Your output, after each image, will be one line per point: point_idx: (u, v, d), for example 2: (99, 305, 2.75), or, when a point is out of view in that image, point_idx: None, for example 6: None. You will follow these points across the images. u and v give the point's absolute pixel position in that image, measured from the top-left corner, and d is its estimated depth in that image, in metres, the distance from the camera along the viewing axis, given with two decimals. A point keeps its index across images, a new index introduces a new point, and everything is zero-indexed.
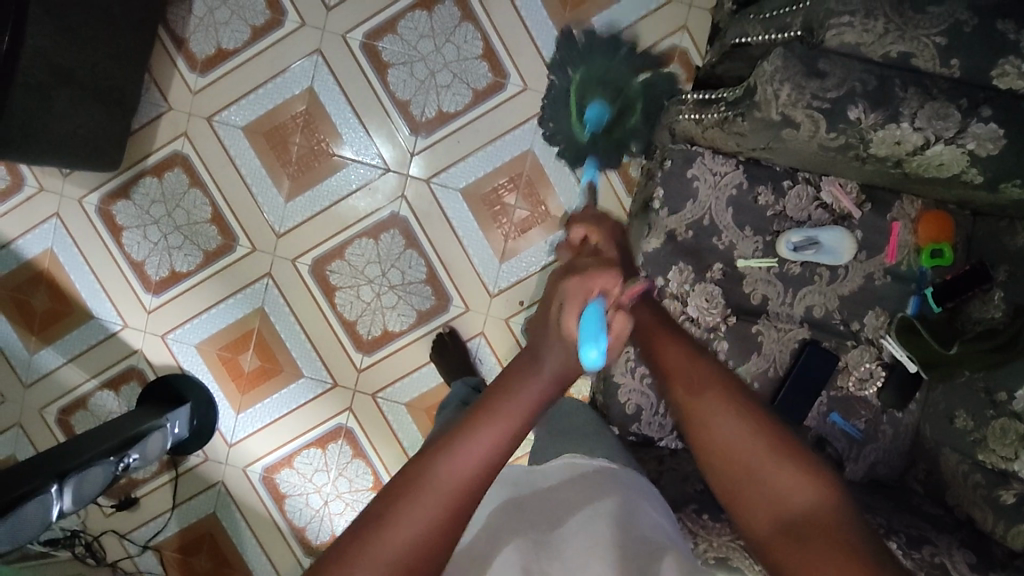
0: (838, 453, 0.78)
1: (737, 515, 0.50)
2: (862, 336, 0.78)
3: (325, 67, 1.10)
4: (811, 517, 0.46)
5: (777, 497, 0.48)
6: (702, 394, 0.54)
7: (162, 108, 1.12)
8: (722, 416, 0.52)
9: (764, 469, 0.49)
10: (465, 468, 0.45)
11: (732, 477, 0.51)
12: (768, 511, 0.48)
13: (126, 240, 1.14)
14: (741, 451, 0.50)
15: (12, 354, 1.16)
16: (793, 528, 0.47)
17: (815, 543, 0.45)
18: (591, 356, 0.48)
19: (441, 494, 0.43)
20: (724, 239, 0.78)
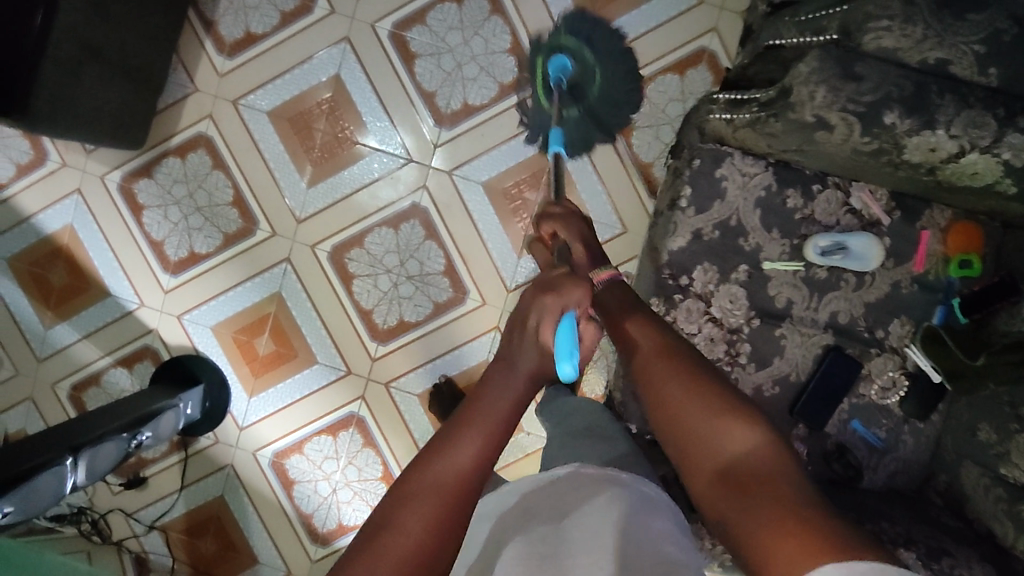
0: (858, 461, 0.78)
1: (687, 472, 0.57)
2: (887, 344, 0.78)
3: (352, 55, 1.10)
4: (747, 464, 0.52)
5: (721, 451, 0.54)
6: (664, 370, 0.60)
7: (188, 89, 1.12)
8: (679, 384, 0.59)
9: (709, 423, 0.55)
10: (451, 476, 0.53)
11: (682, 438, 0.57)
12: (713, 464, 0.54)
13: (146, 219, 1.14)
14: (690, 414, 0.57)
15: (27, 328, 1.16)
16: (732, 478, 0.52)
17: (754, 492, 0.50)
18: (567, 370, 0.62)
19: (438, 493, 0.52)
20: (751, 240, 0.77)
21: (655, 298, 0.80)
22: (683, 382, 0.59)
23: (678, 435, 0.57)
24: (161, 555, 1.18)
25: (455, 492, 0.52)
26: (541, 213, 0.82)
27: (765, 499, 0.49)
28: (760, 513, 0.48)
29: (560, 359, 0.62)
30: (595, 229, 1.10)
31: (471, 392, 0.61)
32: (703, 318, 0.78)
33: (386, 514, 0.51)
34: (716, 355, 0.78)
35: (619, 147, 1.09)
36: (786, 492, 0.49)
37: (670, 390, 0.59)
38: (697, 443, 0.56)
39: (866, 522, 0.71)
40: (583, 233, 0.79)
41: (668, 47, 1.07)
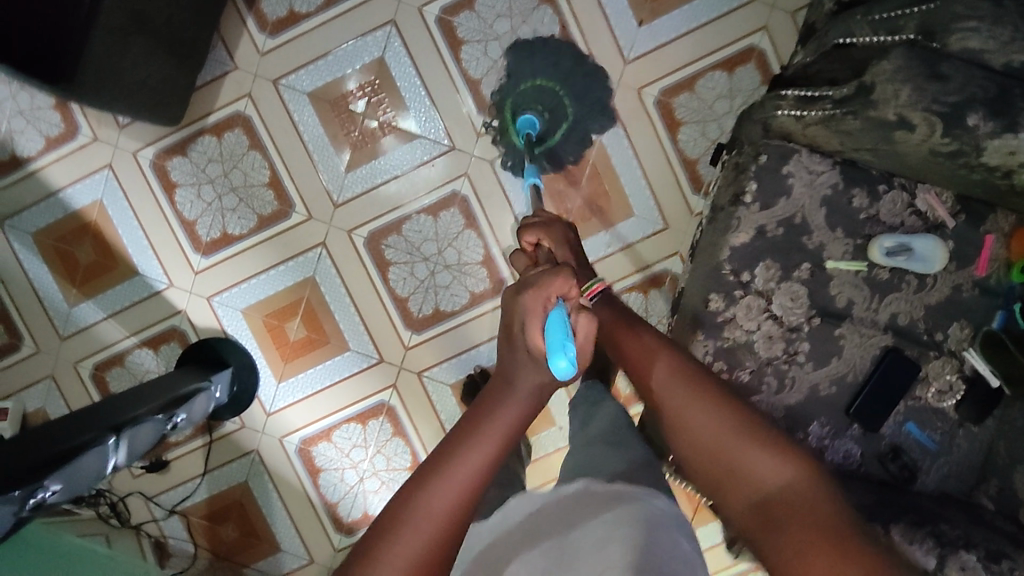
0: (912, 462, 0.78)
1: (724, 503, 0.60)
2: (945, 347, 0.78)
3: (397, 39, 1.08)
4: (784, 498, 0.54)
5: (759, 486, 0.57)
6: (688, 400, 0.63)
7: (227, 67, 1.09)
8: (704, 415, 0.62)
9: (742, 456, 0.58)
10: (450, 493, 0.52)
11: (716, 470, 0.60)
12: (748, 496, 0.57)
13: (178, 198, 1.11)
14: (720, 446, 0.60)
15: (50, 305, 1.13)
16: (765, 509, 0.55)
17: (789, 523, 0.53)
18: (561, 364, 0.57)
19: (430, 518, 0.51)
20: (815, 238, 0.77)
21: (713, 293, 0.79)
22: (707, 413, 0.61)
23: (711, 467, 0.60)
24: (181, 540, 1.16)
25: (455, 509, 0.52)
26: (523, 225, 0.89)
27: (797, 528, 0.52)
28: (798, 542, 0.51)
29: (552, 354, 0.57)
30: (590, 246, 1.10)
31: (468, 409, 0.60)
32: (762, 316, 0.78)
33: (374, 536, 0.50)
34: (774, 353, 0.78)
35: (664, 142, 1.08)
36: (822, 521, 0.51)
37: (697, 424, 0.61)
38: (732, 477, 0.59)
39: (926, 524, 0.71)
40: (568, 236, 0.87)
41: (718, 43, 1.06)
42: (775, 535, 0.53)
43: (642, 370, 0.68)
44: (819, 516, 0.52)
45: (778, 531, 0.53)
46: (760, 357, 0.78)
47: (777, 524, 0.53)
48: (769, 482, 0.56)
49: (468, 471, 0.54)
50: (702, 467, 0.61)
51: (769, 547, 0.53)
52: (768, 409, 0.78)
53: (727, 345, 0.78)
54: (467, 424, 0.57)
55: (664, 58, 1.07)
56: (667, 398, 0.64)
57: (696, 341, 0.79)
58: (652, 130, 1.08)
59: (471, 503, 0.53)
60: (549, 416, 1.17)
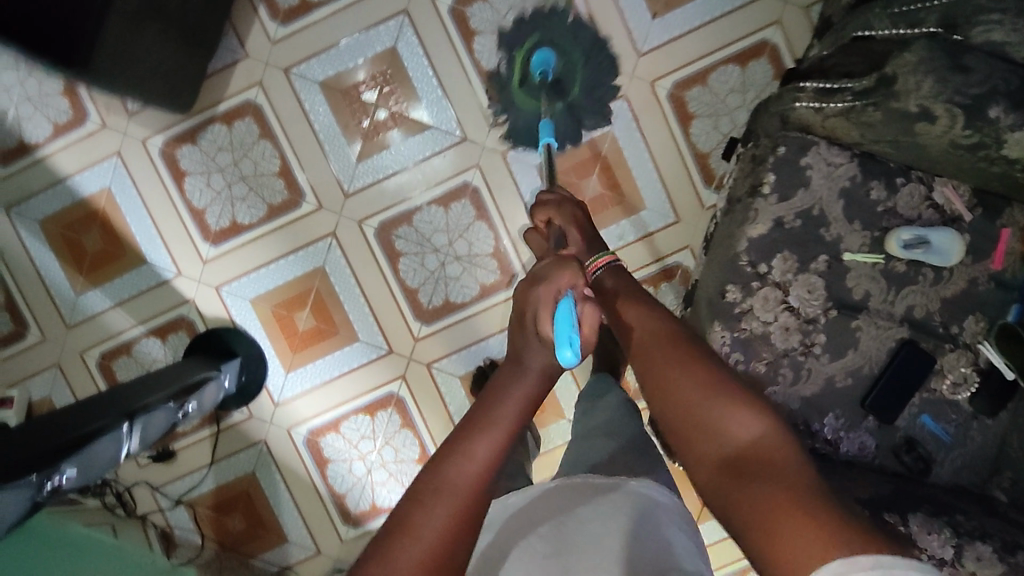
0: (926, 454, 0.78)
1: (688, 458, 0.57)
2: (960, 340, 0.78)
3: (410, 28, 1.08)
4: (752, 454, 0.52)
5: (724, 440, 0.54)
6: (662, 356, 0.61)
7: (238, 55, 1.09)
8: (676, 369, 0.60)
9: (710, 410, 0.56)
10: (469, 475, 0.48)
11: (684, 425, 0.57)
12: (717, 451, 0.54)
13: (188, 186, 1.11)
14: (691, 401, 0.57)
15: (57, 293, 1.13)
16: (734, 463, 0.52)
17: (753, 477, 0.51)
18: (567, 355, 0.56)
19: (455, 497, 0.47)
20: (833, 231, 0.77)
21: (730, 285, 0.79)
22: (688, 369, 0.59)
23: (683, 422, 0.58)
24: (187, 530, 1.15)
25: (475, 491, 0.48)
26: (536, 202, 0.87)
27: (760, 483, 0.50)
28: (763, 495, 0.49)
29: (559, 345, 0.56)
30: (608, 235, 1.10)
31: (479, 392, 0.56)
32: (780, 307, 0.78)
33: (391, 533, 0.46)
34: (791, 345, 0.78)
35: (676, 135, 1.08)
36: (787, 476, 0.49)
37: (674, 379, 0.59)
38: (697, 431, 0.56)
39: (942, 515, 0.71)
40: (577, 217, 0.84)
41: (730, 37, 1.06)
42: (737, 487, 0.51)
43: (631, 331, 0.66)
44: (784, 472, 0.50)
45: (746, 483, 0.50)
46: (777, 349, 0.78)
47: (744, 478, 0.51)
48: (741, 437, 0.53)
49: (487, 451, 0.50)
50: (674, 424, 0.59)
51: (732, 502, 0.51)
52: (784, 401, 0.79)
53: (744, 337, 0.79)
54: (479, 406, 0.53)
55: (677, 51, 1.07)
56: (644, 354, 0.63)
57: (712, 332, 0.79)
58: (664, 123, 1.08)
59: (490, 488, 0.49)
60: (558, 408, 1.16)
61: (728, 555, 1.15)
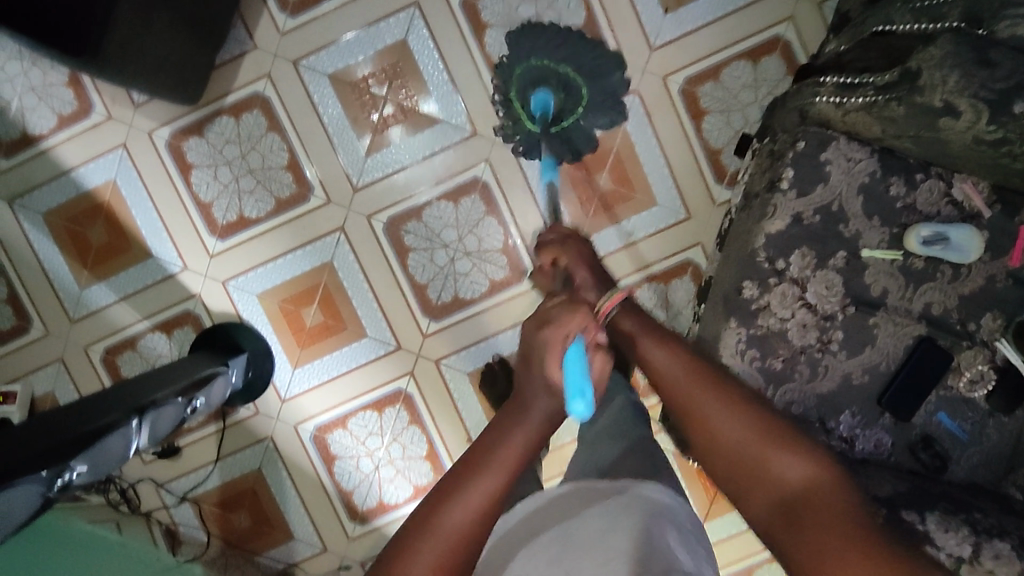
0: (942, 452, 0.78)
1: (742, 502, 0.59)
2: (978, 337, 0.78)
3: (420, 21, 1.07)
4: (806, 497, 0.54)
5: (776, 484, 0.56)
6: (699, 397, 0.62)
7: (247, 46, 1.08)
8: (717, 412, 0.61)
9: (759, 456, 0.58)
10: (462, 522, 0.50)
11: (736, 470, 0.59)
12: (771, 499, 0.56)
13: (194, 179, 1.09)
14: (739, 446, 0.59)
15: (61, 287, 1.11)
16: (790, 511, 0.54)
17: (810, 521, 0.52)
18: (578, 408, 0.57)
19: (446, 541, 0.49)
20: (851, 227, 0.77)
21: (748, 281, 0.78)
22: (726, 414, 0.60)
23: (733, 470, 0.59)
24: (192, 527, 1.14)
25: (467, 538, 0.50)
26: (539, 241, 0.85)
27: (818, 527, 0.52)
28: (823, 546, 0.50)
29: (570, 396, 0.57)
30: (600, 241, 1.10)
31: (483, 432, 0.57)
32: (797, 304, 0.77)
33: (396, 551, 0.49)
34: (808, 341, 0.78)
35: (688, 131, 1.08)
36: (844, 520, 0.51)
37: (716, 426, 0.61)
38: (750, 477, 0.58)
39: (959, 512, 0.71)
40: (583, 255, 0.81)
41: (743, 32, 1.06)
42: (797, 533, 0.53)
43: (658, 373, 0.66)
44: (840, 516, 0.51)
45: (805, 534, 0.52)
46: (794, 346, 0.78)
47: (801, 528, 0.52)
48: (792, 485, 0.55)
49: (479, 501, 0.51)
50: (725, 470, 0.60)
51: (793, 549, 0.53)
52: (800, 397, 0.78)
53: (761, 333, 0.78)
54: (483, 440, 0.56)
55: (689, 46, 1.06)
56: (679, 394, 0.64)
57: (729, 328, 0.79)
58: (676, 119, 1.08)
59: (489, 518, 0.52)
60: None
61: (733, 553, 1.12)
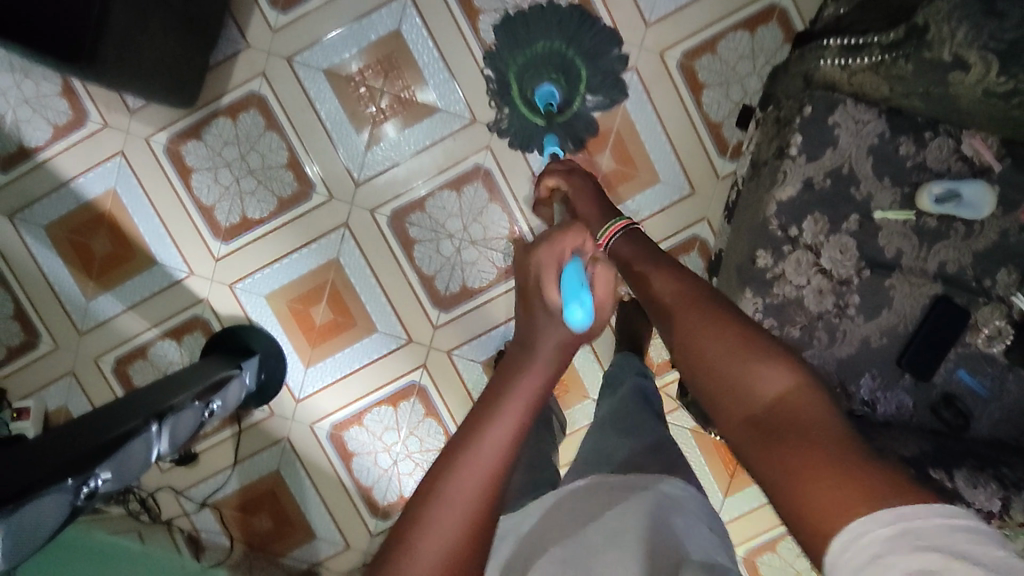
0: (965, 409, 0.78)
1: (716, 422, 0.47)
2: (994, 293, 0.78)
3: (413, 10, 1.06)
4: (785, 412, 0.43)
5: (756, 404, 0.44)
6: (680, 313, 0.52)
7: (239, 46, 1.07)
8: (695, 325, 0.50)
9: (738, 368, 0.46)
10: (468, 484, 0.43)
11: (710, 385, 0.47)
12: (744, 417, 0.44)
13: (195, 183, 1.09)
14: (714, 359, 0.47)
15: (68, 299, 1.11)
16: (767, 423, 0.43)
17: (791, 444, 0.41)
18: (575, 312, 0.57)
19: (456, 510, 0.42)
20: (863, 189, 0.77)
21: (762, 250, 0.78)
22: (710, 322, 0.49)
23: (708, 385, 0.47)
24: (213, 533, 1.14)
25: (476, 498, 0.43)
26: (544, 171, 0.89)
27: (798, 452, 0.40)
28: (793, 458, 0.40)
29: (567, 301, 0.58)
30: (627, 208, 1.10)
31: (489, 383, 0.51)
32: (812, 270, 0.77)
33: (404, 523, 0.43)
34: (825, 307, 0.78)
35: (688, 106, 1.08)
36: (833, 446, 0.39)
37: (690, 337, 0.50)
38: (727, 395, 0.46)
39: (986, 467, 0.70)
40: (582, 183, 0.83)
41: (738, 4, 1.05)
42: (775, 456, 0.41)
43: (653, 292, 0.56)
44: (826, 437, 0.40)
45: (781, 455, 0.41)
46: (811, 313, 0.78)
47: (775, 437, 0.41)
48: (765, 394, 0.44)
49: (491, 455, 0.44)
50: (700, 386, 0.48)
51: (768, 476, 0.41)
52: (820, 363, 0.78)
53: (777, 301, 0.78)
54: (488, 391, 0.50)
55: (684, 20, 1.06)
56: (663, 311, 0.53)
57: (745, 298, 0.78)
58: (676, 94, 1.07)
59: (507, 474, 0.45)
60: (582, 388, 1.13)
61: (746, 530, 1.12)
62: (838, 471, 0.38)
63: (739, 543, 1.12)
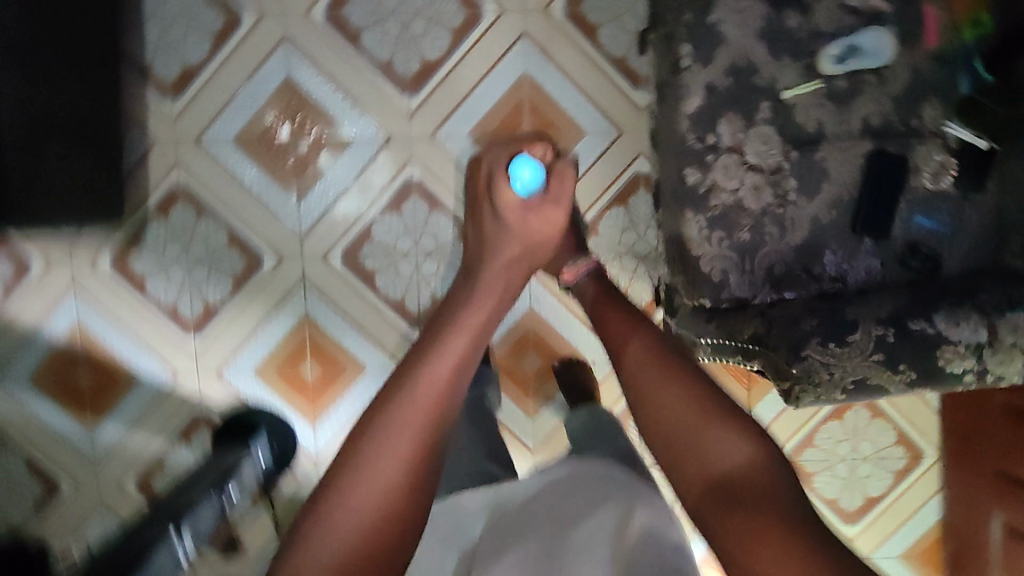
0: (930, 253, 0.78)
1: (673, 472, 0.60)
2: (926, 131, 0.77)
3: (297, 53, 1.06)
4: (744, 476, 0.55)
5: (715, 463, 0.57)
6: (653, 376, 0.66)
7: (146, 145, 1.07)
8: (672, 391, 0.63)
9: (705, 432, 0.59)
10: (411, 415, 0.53)
11: (671, 439, 0.61)
12: (705, 476, 0.57)
13: (151, 289, 1.10)
14: (684, 421, 0.61)
15: (72, 439, 1.12)
16: (726, 488, 0.55)
17: (744, 501, 0.53)
18: (521, 175, 0.80)
19: (399, 437, 0.52)
20: (765, 75, 0.76)
21: (688, 167, 0.77)
22: (682, 398, 0.62)
23: (666, 437, 0.61)
24: None
25: (417, 423, 0.53)
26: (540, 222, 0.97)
27: (750, 509, 0.52)
28: (748, 519, 0.51)
29: (521, 169, 0.81)
30: None
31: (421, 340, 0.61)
32: (742, 170, 0.76)
33: (360, 434, 0.53)
34: (766, 202, 0.77)
35: (589, 52, 1.08)
36: (778, 506, 0.51)
37: (665, 399, 0.63)
38: (692, 450, 0.59)
39: (965, 300, 0.69)
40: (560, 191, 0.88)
41: None
42: (731, 507, 0.53)
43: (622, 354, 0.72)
44: (771, 494, 0.53)
45: (737, 509, 0.52)
46: (754, 212, 0.77)
47: (740, 500, 0.53)
48: (736, 461, 0.56)
49: (431, 387, 0.55)
50: (646, 429, 0.64)
51: (719, 525, 0.53)
52: (780, 256, 0.77)
53: (719, 212, 0.77)
54: (418, 359, 0.58)
55: None
56: (638, 373, 0.67)
57: (687, 220, 0.77)
58: (573, 45, 1.07)
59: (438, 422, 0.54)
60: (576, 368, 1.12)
61: (783, 432, 1.13)
62: (794, 537, 0.48)
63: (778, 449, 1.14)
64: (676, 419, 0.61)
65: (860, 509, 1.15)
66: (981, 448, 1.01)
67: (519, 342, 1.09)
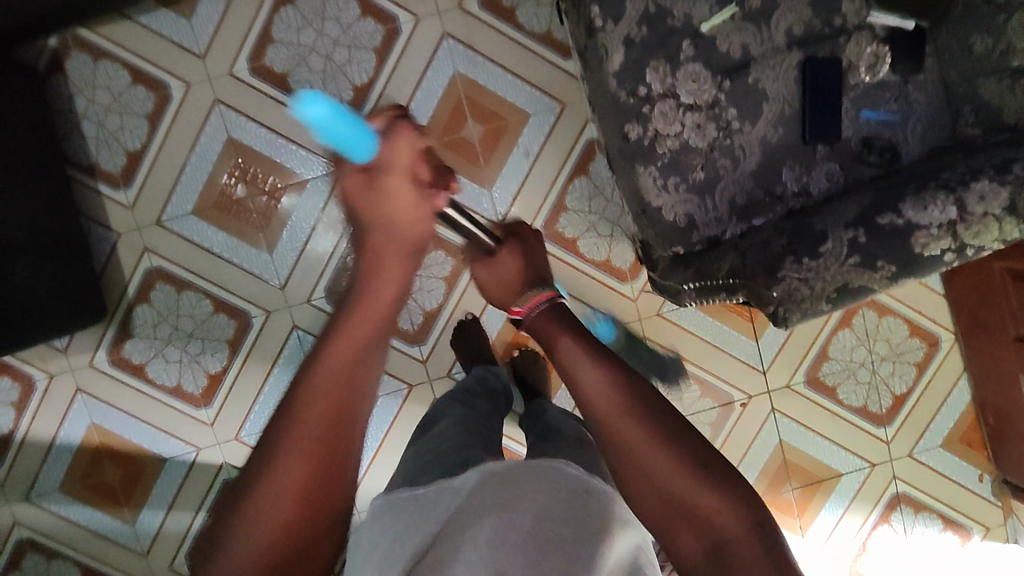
0: (889, 143, 0.78)
1: (666, 535, 0.51)
2: (850, 26, 0.77)
3: (231, 111, 1.07)
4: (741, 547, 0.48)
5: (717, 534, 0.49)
6: (637, 432, 0.52)
7: (112, 238, 1.09)
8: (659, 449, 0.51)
9: (702, 499, 0.50)
10: (317, 420, 0.45)
11: (664, 503, 0.51)
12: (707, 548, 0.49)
13: (153, 374, 1.11)
14: (676, 486, 0.50)
15: (115, 535, 1.13)
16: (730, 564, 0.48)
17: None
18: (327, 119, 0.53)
19: (305, 446, 0.45)
20: (678, 14, 0.75)
21: (628, 124, 0.75)
22: (671, 462, 0.51)
23: (660, 504, 0.51)
24: None
25: (326, 424, 0.46)
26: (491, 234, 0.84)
27: None
28: None
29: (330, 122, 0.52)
30: (509, 172, 1.09)
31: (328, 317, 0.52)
32: (679, 112, 0.76)
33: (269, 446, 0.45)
34: (711, 137, 0.77)
35: (512, 36, 1.07)
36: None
37: (653, 459, 0.51)
38: (688, 518, 0.50)
39: (930, 182, 0.69)
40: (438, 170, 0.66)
41: None
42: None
43: (581, 389, 0.57)
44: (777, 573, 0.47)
45: None
46: (703, 149, 0.77)
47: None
48: (728, 528, 0.49)
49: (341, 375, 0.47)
50: (633, 493, 0.52)
51: None
52: (738, 186, 0.78)
53: (668, 159, 0.76)
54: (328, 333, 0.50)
55: None
56: (619, 429, 0.53)
57: (640, 174, 0.76)
58: (496, 33, 1.07)
59: (349, 425, 0.47)
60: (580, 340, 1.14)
61: (797, 353, 1.13)
62: None
63: (794, 372, 1.14)
64: (668, 483, 0.50)
65: (890, 410, 1.15)
66: (994, 317, 1.01)
67: (516, 338, 1.13)
